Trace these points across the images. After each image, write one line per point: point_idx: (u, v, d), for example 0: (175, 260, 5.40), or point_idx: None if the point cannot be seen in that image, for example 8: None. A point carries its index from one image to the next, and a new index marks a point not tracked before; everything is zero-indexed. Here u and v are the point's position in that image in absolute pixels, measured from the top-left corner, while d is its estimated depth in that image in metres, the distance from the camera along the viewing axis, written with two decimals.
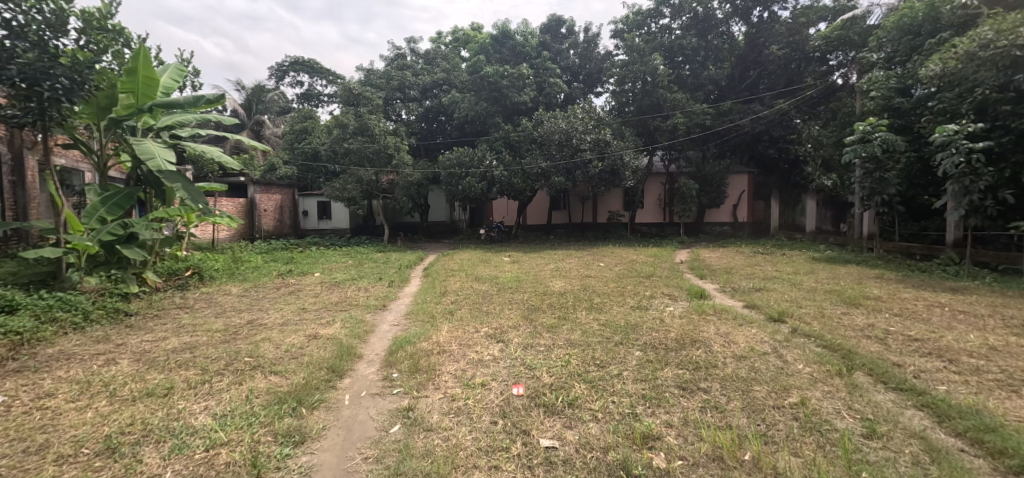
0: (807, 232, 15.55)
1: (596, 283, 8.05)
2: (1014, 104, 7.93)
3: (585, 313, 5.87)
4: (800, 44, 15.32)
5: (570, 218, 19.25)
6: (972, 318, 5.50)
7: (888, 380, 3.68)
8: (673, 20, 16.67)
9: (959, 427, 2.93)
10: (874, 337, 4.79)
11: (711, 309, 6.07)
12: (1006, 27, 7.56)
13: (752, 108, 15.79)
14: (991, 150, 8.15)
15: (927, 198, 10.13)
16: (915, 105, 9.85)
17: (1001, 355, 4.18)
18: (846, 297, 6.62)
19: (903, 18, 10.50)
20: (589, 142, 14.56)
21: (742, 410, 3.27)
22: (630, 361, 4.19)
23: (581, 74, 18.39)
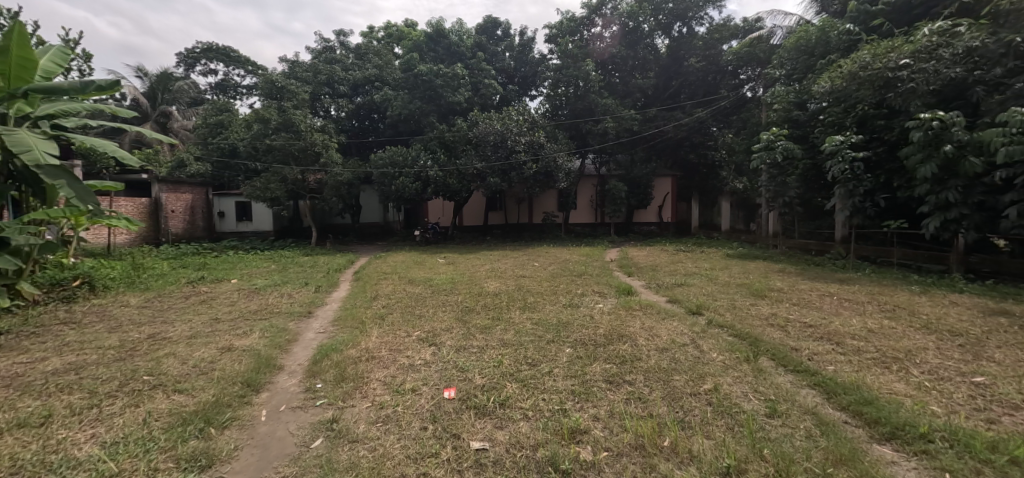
0: (723, 231, 16.76)
1: (530, 282, 8.20)
2: (887, 119, 9.05)
3: (519, 312, 5.95)
4: (715, 58, 16.47)
5: (505, 219, 19.40)
6: (856, 305, 6.21)
7: (787, 363, 4.05)
8: (604, 29, 17.35)
9: (843, 402, 3.29)
10: (776, 325, 5.27)
11: (637, 305, 6.38)
12: (880, 52, 8.60)
13: (675, 115, 16.73)
14: (871, 158, 9.22)
15: (821, 200, 11.29)
16: (811, 118, 10.98)
17: (877, 337, 4.75)
18: (755, 290, 7.23)
19: (802, 39, 11.66)
20: (524, 143, 14.72)
21: (662, 400, 3.45)
22: (560, 358, 4.29)
23: (516, 77, 18.63)
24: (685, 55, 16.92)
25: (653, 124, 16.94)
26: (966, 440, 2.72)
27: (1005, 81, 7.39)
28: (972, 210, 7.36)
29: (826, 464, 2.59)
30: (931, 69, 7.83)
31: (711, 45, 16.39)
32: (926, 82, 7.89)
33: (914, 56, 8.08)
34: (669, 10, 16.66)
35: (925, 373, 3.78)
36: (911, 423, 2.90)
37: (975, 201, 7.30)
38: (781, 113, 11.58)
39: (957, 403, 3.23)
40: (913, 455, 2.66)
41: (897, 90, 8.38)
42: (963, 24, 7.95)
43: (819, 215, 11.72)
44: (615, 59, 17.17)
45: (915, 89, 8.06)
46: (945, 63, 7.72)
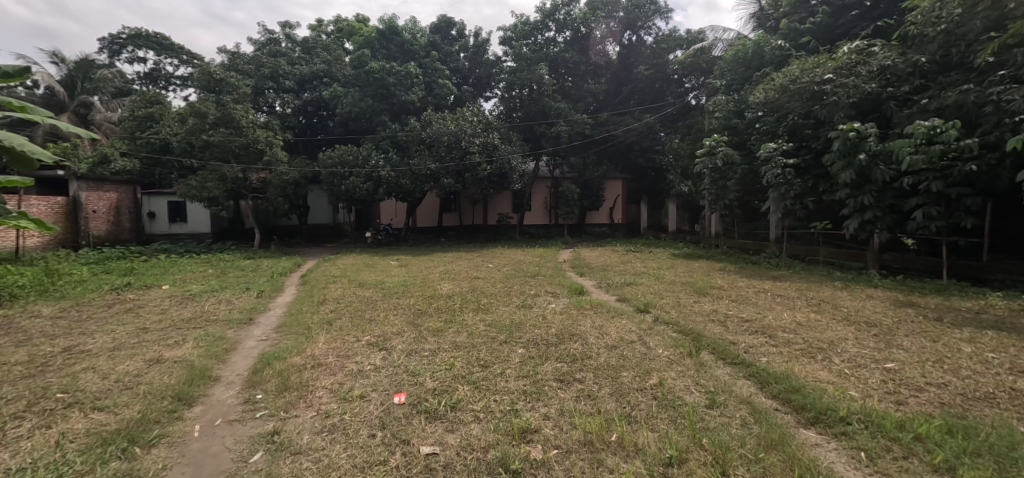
0: (670, 232, 17.43)
1: (483, 283, 8.19)
2: (814, 128, 9.75)
3: (472, 314, 5.93)
4: (662, 66, 17.10)
5: (459, 221, 19.29)
6: (788, 300, 6.63)
7: (725, 357, 4.28)
8: (558, 34, 17.62)
9: (775, 391, 3.50)
10: (717, 320, 5.54)
11: (589, 304, 6.52)
12: (807, 67, 9.27)
13: (625, 120, 17.36)
14: (800, 164, 9.88)
15: (757, 203, 11.99)
16: (748, 126, 11.67)
17: (805, 328, 5.11)
18: (698, 287, 7.57)
19: (741, 51, 12.31)
20: (478, 145, 14.67)
21: (611, 396, 3.54)
22: (513, 358, 4.32)
23: (470, 78, 18.58)
24: (635, 63, 17.55)
25: (604, 128, 17.37)
26: (879, 420, 2.97)
27: (913, 97, 8.15)
28: (886, 212, 8.04)
29: (758, 449, 2.75)
30: (851, 83, 8.50)
31: (658, 54, 17.08)
32: (847, 96, 8.57)
33: (837, 72, 8.75)
34: (621, 17, 17.32)
35: (845, 360, 4.11)
36: (832, 408, 3.14)
37: (888, 203, 7.99)
38: (722, 120, 12.24)
39: (871, 388, 3.52)
40: (834, 437, 2.88)
41: (822, 102, 9.06)
42: (878, 44, 8.73)
43: (755, 216, 12.46)
44: (567, 64, 17.40)
45: (837, 102, 8.73)
46: (863, 78, 8.42)
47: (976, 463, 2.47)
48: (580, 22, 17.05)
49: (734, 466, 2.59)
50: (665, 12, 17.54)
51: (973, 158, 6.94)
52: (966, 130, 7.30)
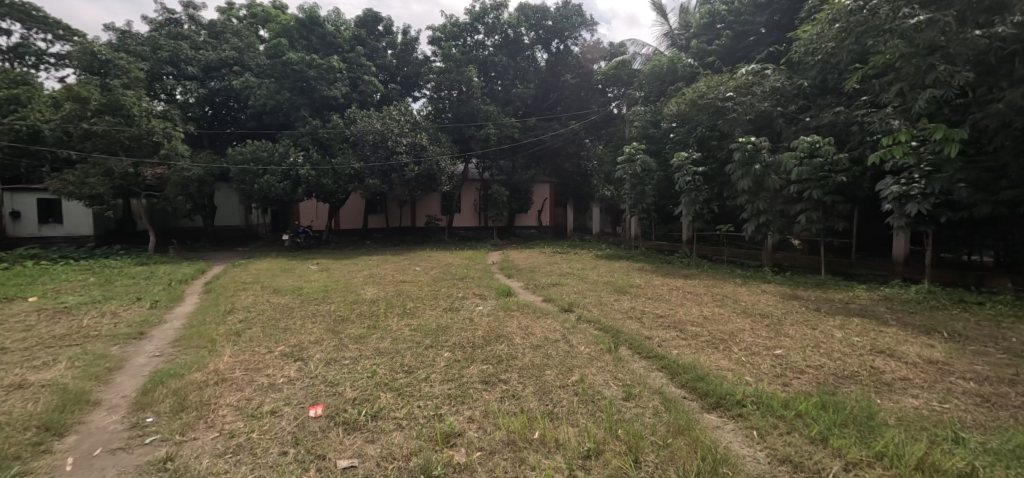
0: (594, 234, 18.13)
1: (409, 287, 8.00)
2: (718, 140, 10.63)
3: (397, 319, 5.78)
4: (587, 76, 18.01)
5: (386, 223, 18.78)
6: (696, 296, 7.15)
7: (641, 351, 4.52)
8: (487, 38, 17.76)
9: (683, 380, 3.76)
10: (634, 317, 5.86)
11: (515, 305, 6.60)
12: (712, 84, 10.11)
13: (552, 126, 17.86)
14: (707, 171, 10.70)
15: (671, 207, 12.82)
16: (662, 136, 12.51)
17: (711, 321, 5.55)
18: (618, 287, 7.94)
19: (656, 67, 13.09)
20: (405, 145, 14.35)
21: (534, 394, 3.61)
22: (438, 362, 4.26)
23: (398, 76, 18.14)
24: (562, 70, 18.15)
25: (532, 133, 17.73)
26: (768, 401, 3.29)
27: (798, 115, 9.18)
28: (777, 215, 8.92)
29: (667, 436, 2.92)
30: (748, 102, 9.45)
31: (584, 64, 17.96)
32: (745, 113, 9.47)
33: (737, 91, 9.66)
34: (548, 27, 17.84)
35: (742, 349, 4.51)
36: (730, 392, 3.44)
37: (779, 208, 8.87)
38: (640, 130, 13.01)
39: (763, 373, 3.88)
40: (732, 418, 3.14)
41: (725, 117, 9.92)
42: (769, 68, 9.74)
43: (670, 219, 13.30)
44: (496, 68, 17.68)
45: (737, 117, 9.63)
46: (758, 98, 9.36)
47: (844, 433, 2.82)
48: (508, 27, 17.38)
49: (645, 453, 2.73)
50: (591, 24, 18.32)
51: (844, 170, 7.92)
52: (838, 146, 8.34)
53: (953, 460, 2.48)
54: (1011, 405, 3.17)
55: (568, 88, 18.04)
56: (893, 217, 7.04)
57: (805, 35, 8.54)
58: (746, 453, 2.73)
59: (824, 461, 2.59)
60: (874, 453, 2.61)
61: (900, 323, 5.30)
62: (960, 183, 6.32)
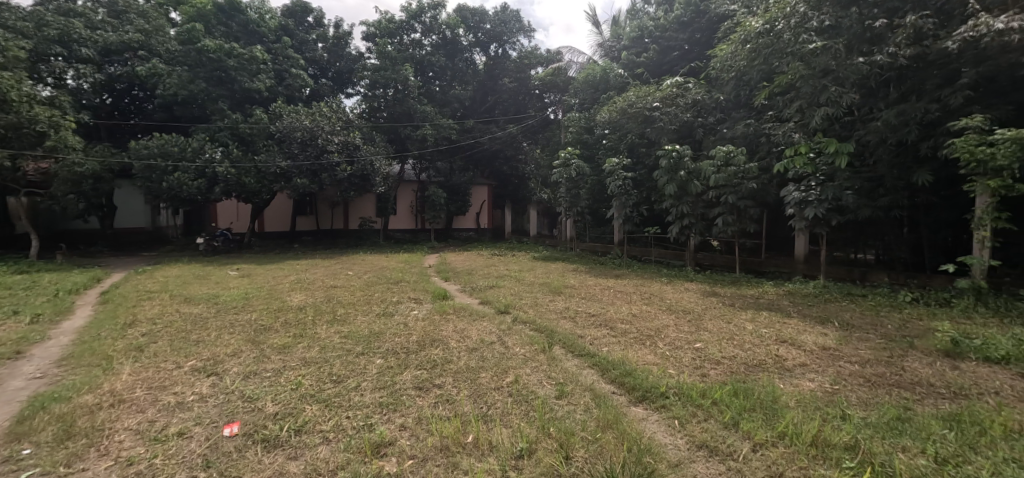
0: (531, 236, 18.37)
1: (340, 292, 7.69)
2: (646, 147, 11.17)
3: (326, 326, 5.52)
4: (525, 81, 18.01)
5: (316, 225, 17.95)
6: (626, 295, 7.46)
7: (574, 349, 4.64)
8: (424, 37, 17.48)
9: (612, 376, 3.91)
10: (568, 316, 6.01)
11: (451, 308, 6.54)
12: (640, 94, 10.65)
13: (490, 128, 17.92)
14: (636, 177, 11.20)
15: (604, 210, 13.28)
16: (595, 142, 12.96)
17: (639, 319, 5.81)
18: (553, 287, 8.12)
19: (590, 75, 13.75)
20: (336, 143, 13.85)
21: (468, 398, 3.59)
22: (370, 370, 4.13)
23: (329, 71, 17.47)
24: (500, 74, 18.26)
25: (470, 135, 17.70)
26: (688, 392, 3.50)
27: (716, 126, 9.87)
28: (698, 219, 9.52)
29: (597, 431, 3.02)
30: (673, 112, 10.09)
31: (520, 69, 17.85)
32: (670, 122, 10.11)
33: (663, 101, 10.27)
34: (486, 30, 17.98)
35: (667, 344, 4.76)
36: (655, 386, 3.62)
37: (700, 212, 9.47)
38: (574, 135, 13.40)
39: (684, 366, 4.12)
40: (656, 410, 3.31)
41: (652, 125, 10.48)
42: (691, 81, 10.41)
43: (602, 222, 13.79)
44: (434, 67, 17.46)
45: (663, 126, 10.21)
46: (681, 109, 10.00)
47: (752, 417, 3.05)
48: (446, 27, 17.25)
49: (575, 449, 2.80)
50: (529, 30, 18.62)
51: (754, 177, 8.62)
52: (750, 155, 9.05)
53: (841, 435, 2.76)
54: (888, 384, 3.58)
55: (506, 92, 18.16)
56: (794, 221, 7.74)
57: (723, 52, 9.22)
58: (668, 442, 2.88)
59: (736, 444, 2.79)
60: (777, 433, 2.85)
61: (800, 315, 5.84)
62: (849, 190, 7.08)
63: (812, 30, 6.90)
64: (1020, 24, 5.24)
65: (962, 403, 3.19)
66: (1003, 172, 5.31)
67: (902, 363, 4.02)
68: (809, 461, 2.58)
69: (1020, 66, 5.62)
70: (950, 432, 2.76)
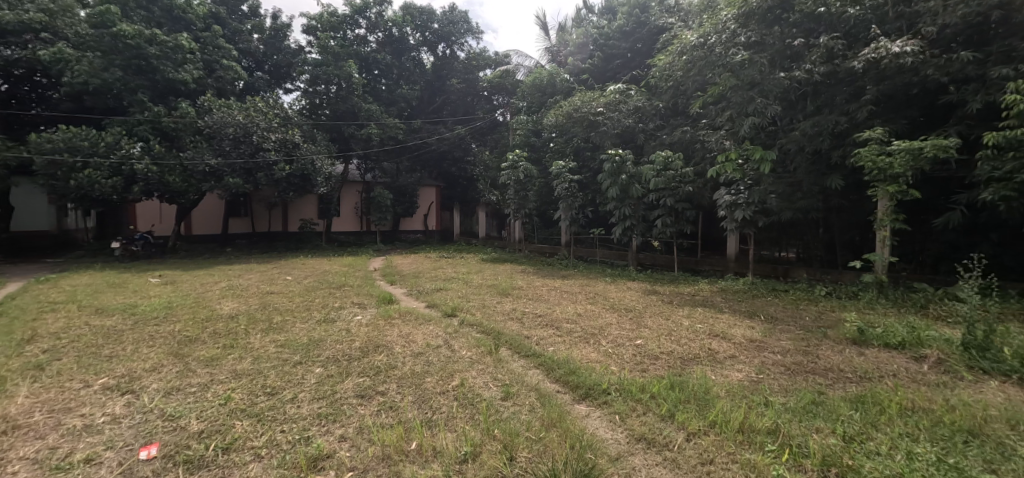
0: (480, 238, 18.31)
1: (277, 299, 7.30)
2: (591, 150, 11.46)
3: (260, 336, 5.22)
4: (473, 82, 18.06)
5: (251, 228, 17.00)
6: (571, 295, 7.61)
7: (520, 350, 4.67)
8: (369, 33, 17.07)
9: (557, 375, 3.98)
10: (516, 318, 6.03)
11: (397, 313, 6.39)
12: (586, 100, 11.11)
13: (438, 129, 17.74)
14: (582, 179, 11.45)
15: (551, 212, 13.49)
16: (543, 145, 13.16)
17: (585, 318, 5.93)
18: (500, 289, 8.13)
19: (537, 79, 14.02)
20: (273, 141, 13.28)
21: (413, 404, 3.52)
22: (308, 379, 3.96)
23: (266, 64, 16.65)
24: (447, 74, 18.14)
25: (417, 135, 17.43)
26: (629, 387, 3.62)
27: (656, 132, 10.30)
28: (639, 220, 9.85)
29: (541, 430, 3.05)
30: (616, 117, 10.48)
31: (469, 70, 18.02)
32: (613, 127, 10.48)
33: (606, 107, 10.67)
34: (434, 30, 17.75)
35: (610, 342, 4.89)
36: (597, 383, 3.71)
37: (641, 214, 9.80)
38: (522, 138, 13.52)
39: (626, 362, 4.26)
40: (599, 407, 3.39)
41: (597, 129, 10.81)
42: (633, 89, 10.84)
43: (549, 224, 13.99)
44: (379, 65, 17.07)
45: (607, 130, 10.57)
46: (623, 115, 10.44)
47: (687, 408, 3.20)
48: (392, 25, 16.90)
49: (518, 450, 2.82)
50: (477, 32, 18.61)
51: (690, 181, 9.05)
52: (686, 160, 9.49)
53: (764, 420, 2.95)
54: (805, 371, 3.87)
55: (453, 93, 18.07)
56: (726, 222, 8.21)
57: (662, 62, 9.66)
58: (609, 437, 2.96)
59: (671, 435, 2.91)
60: (708, 422, 3.00)
61: (731, 310, 6.19)
62: (773, 194, 7.61)
63: (740, 45, 7.47)
64: (911, 47, 5.90)
65: (867, 386, 3.50)
66: (900, 179, 5.89)
67: (818, 351, 4.36)
68: (736, 446, 2.73)
69: (914, 84, 6.29)
70: (857, 413, 3.02)
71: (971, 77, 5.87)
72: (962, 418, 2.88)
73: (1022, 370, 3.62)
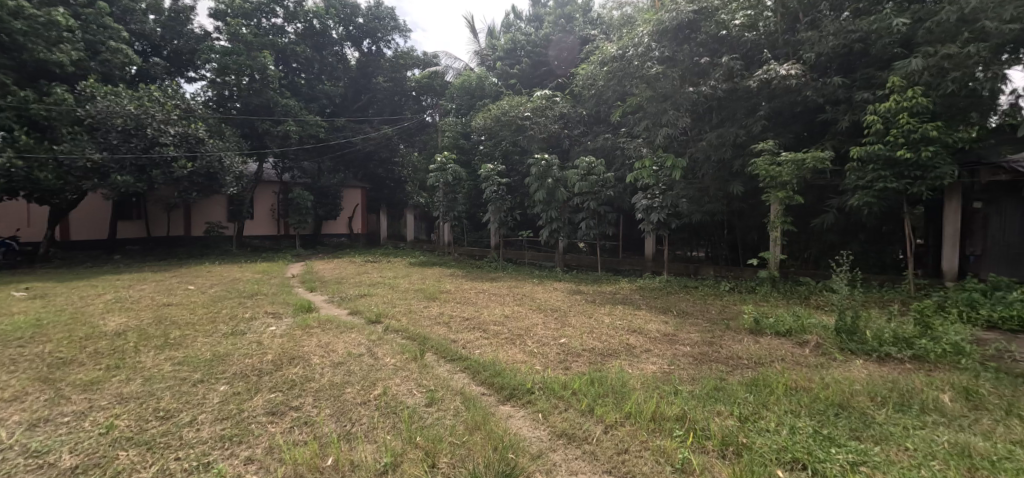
0: (408, 242, 17.89)
1: (176, 311, 6.62)
2: (519, 154, 11.61)
3: (153, 354, 4.71)
4: (400, 81, 17.59)
5: (147, 233, 15.35)
6: (499, 297, 7.64)
7: (447, 355, 4.61)
8: (287, 23, 16.03)
9: (483, 377, 3.98)
10: (443, 322, 5.95)
11: (315, 322, 6.04)
12: (514, 104, 11.35)
13: (363, 128, 17.11)
14: (511, 183, 11.55)
15: (480, 214, 13.51)
16: (472, 147, 13.17)
17: (512, 320, 5.98)
18: (428, 293, 7.98)
19: (466, 82, 14.06)
20: (172, 135, 12.08)
21: (330, 417, 3.35)
22: (211, 399, 3.64)
23: (164, 49, 15.12)
24: (373, 72, 17.56)
25: (340, 134, 16.69)
26: (551, 385, 3.69)
27: (579, 138, 10.71)
28: (565, 223, 10.09)
29: (465, 433, 3.03)
30: (542, 122, 10.77)
31: (397, 68, 17.51)
32: (540, 132, 10.75)
33: (533, 112, 10.95)
34: (358, 25, 17.13)
35: (535, 342, 4.97)
36: (522, 383, 3.75)
37: (567, 216, 10.06)
38: (451, 140, 13.42)
39: (550, 361, 4.34)
40: (523, 406, 3.43)
41: (525, 134, 11.04)
42: (559, 95, 11.22)
43: (479, 227, 14.00)
44: (298, 58, 16.15)
45: (533, 134, 10.80)
46: (550, 120, 10.74)
47: (605, 401, 3.33)
48: (312, 16, 16.02)
49: (440, 456, 2.77)
50: (405, 30, 18.23)
51: (611, 185, 9.46)
52: (608, 164, 9.90)
53: (673, 408, 3.13)
54: (710, 360, 4.19)
55: (380, 92, 17.42)
56: (643, 224, 8.65)
57: (585, 72, 10.14)
58: (532, 435, 3.00)
59: (590, 428, 3.01)
60: (624, 413, 3.14)
61: (647, 306, 6.55)
62: (683, 198, 8.16)
63: (654, 59, 7.93)
64: (794, 71, 6.65)
65: (761, 370, 3.85)
66: (787, 186, 6.55)
67: (722, 342, 4.72)
68: (649, 434, 2.88)
69: (797, 103, 7.06)
70: (751, 395, 3.31)
71: (841, 99, 6.71)
72: (835, 394, 3.25)
73: (880, 349, 4.17)
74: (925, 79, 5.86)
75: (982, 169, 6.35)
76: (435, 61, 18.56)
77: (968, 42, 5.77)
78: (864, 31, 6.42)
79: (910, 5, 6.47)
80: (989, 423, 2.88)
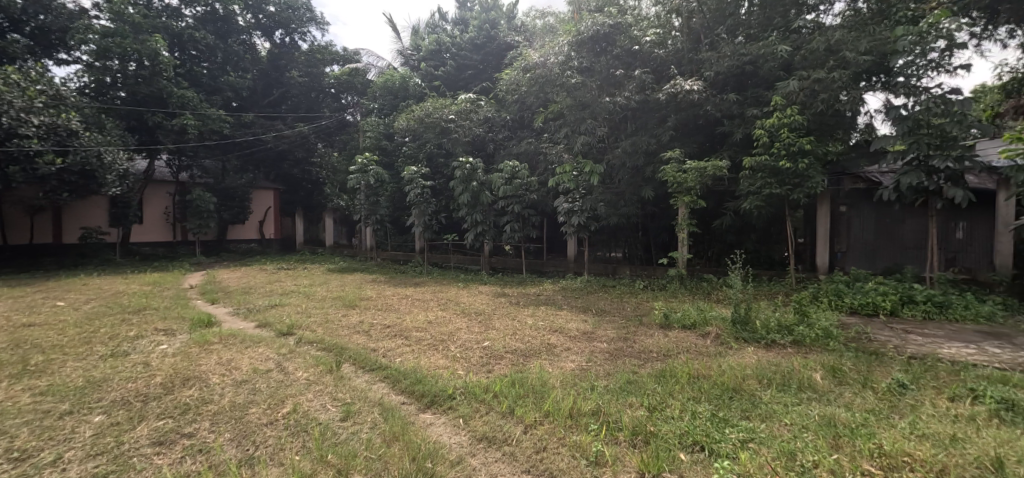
0: (326, 247, 16.83)
1: (39, 333, 5.72)
2: (443, 156, 11.48)
3: (7, 384, 4.04)
4: (317, 77, 16.74)
5: (5, 242, 13.21)
6: (422, 302, 7.47)
7: (365, 365, 4.42)
8: (184, 6, 14.57)
9: (403, 385, 3.86)
10: (361, 331, 5.70)
11: (216, 337, 5.51)
12: (437, 106, 11.27)
13: (275, 126, 16.04)
14: (435, 186, 11.36)
15: (402, 218, 13.15)
16: (394, 148, 12.83)
17: (434, 325, 5.86)
18: (346, 301, 7.61)
19: (388, 81, 13.68)
20: (37, 126, 10.50)
21: (229, 442, 3.07)
22: (83, 432, 3.19)
23: (27, 26, 13.09)
24: (286, 66, 16.54)
25: (247, 131, 15.49)
26: (471, 389, 3.67)
27: (502, 142, 10.82)
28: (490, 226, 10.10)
29: (382, 446, 2.92)
30: (466, 125, 10.75)
31: (313, 63, 16.63)
32: (464, 135, 10.72)
33: (457, 115, 10.91)
34: (270, 14, 16.12)
35: (458, 347, 4.91)
36: (443, 389, 3.69)
37: (492, 219, 10.08)
38: (372, 141, 12.99)
39: (473, 365, 4.31)
40: (443, 413, 3.37)
41: (448, 136, 10.93)
42: (482, 99, 11.28)
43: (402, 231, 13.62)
44: (198, 46, 14.64)
45: (457, 138, 10.73)
46: (474, 124, 10.76)
47: (525, 402, 3.37)
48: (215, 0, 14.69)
49: (353, 472, 2.64)
50: (322, 23, 17.35)
51: (534, 189, 9.64)
52: (530, 168, 10.08)
53: (588, 404, 3.24)
54: (624, 355, 4.39)
55: (295, 87, 16.47)
56: (565, 227, 8.89)
57: (509, 77, 10.29)
58: (451, 441, 2.96)
59: (510, 430, 3.02)
60: (543, 412, 3.20)
61: (568, 306, 6.73)
62: (601, 202, 8.52)
63: (573, 68, 8.28)
64: (696, 87, 7.20)
65: (668, 362, 4.10)
66: (692, 191, 7.08)
67: (635, 337, 4.97)
68: (566, 431, 2.95)
69: (699, 116, 7.64)
70: (659, 386, 3.51)
71: (735, 113, 7.38)
72: (729, 379, 3.54)
73: (767, 336, 4.62)
74: (801, 99, 6.61)
75: (845, 178, 7.44)
76: (355, 58, 17.82)
77: (834, 68, 6.59)
78: (753, 54, 7.14)
79: (791, 34, 7.27)
80: (850, 395, 3.29)
